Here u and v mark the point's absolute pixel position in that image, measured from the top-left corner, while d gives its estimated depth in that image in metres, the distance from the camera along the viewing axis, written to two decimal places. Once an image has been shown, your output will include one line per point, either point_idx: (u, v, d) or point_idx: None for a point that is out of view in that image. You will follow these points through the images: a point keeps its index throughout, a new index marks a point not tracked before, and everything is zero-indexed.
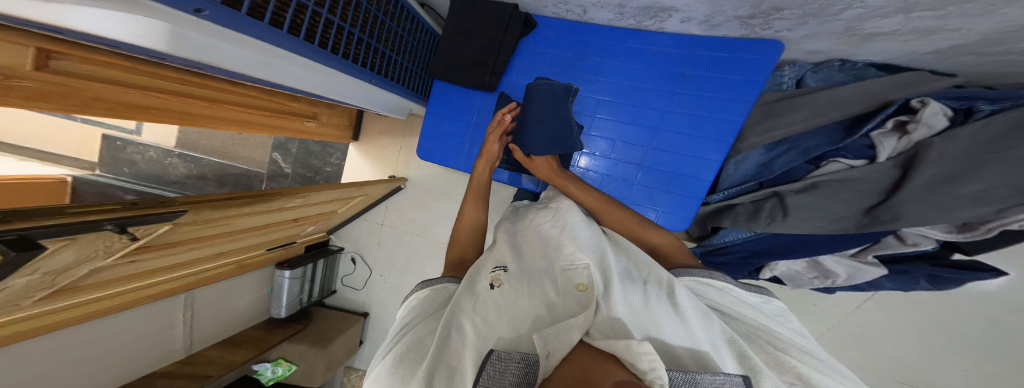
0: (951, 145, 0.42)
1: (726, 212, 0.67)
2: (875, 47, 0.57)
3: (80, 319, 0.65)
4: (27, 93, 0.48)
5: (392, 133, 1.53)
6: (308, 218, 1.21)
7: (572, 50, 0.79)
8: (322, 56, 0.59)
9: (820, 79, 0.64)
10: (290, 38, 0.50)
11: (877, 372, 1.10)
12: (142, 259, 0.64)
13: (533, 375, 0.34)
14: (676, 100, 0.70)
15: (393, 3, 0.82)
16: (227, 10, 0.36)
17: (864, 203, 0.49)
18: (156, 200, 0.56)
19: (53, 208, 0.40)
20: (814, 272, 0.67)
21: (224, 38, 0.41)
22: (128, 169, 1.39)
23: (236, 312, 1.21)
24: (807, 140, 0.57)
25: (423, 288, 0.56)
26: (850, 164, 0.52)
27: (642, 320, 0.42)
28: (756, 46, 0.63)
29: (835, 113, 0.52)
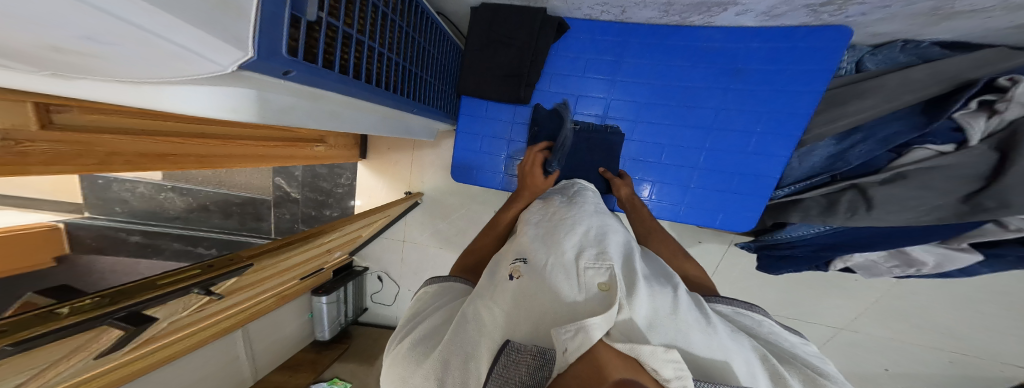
0: None
1: (794, 207, 0.69)
2: (952, 25, 0.57)
3: (167, 359, 0.73)
4: (45, 157, 0.44)
5: (401, 146, 1.42)
6: (337, 246, 1.19)
7: (611, 53, 0.74)
8: (379, 96, 0.46)
9: (880, 63, 0.66)
10: (368, 88, 0.42)
11: (918, 334, 1.14)
12: (213, 303, 0.71)
13: (547, 368, 0.36)
14: (731, 97, 0.70)
15: (437, 28, 0.70)
16: (312, 68, 0.28)
17: (962, 191, 0.51)
18: (227, 259, 0.67)
19: (148, 281, 0.53)
20: (893, 261, 0.68)
21: (308, 97, 0.34)
22: (120, 208, 1.25)
23: (286, 340, 1.27)
24: (884, 127, 0.58)
25: (432, 283, 0.59)
26: (938, 150, 0.55)
27: (666, 330, 0.38)
28: (820, 33, 0.63)
29: (909, 96, 0.56)
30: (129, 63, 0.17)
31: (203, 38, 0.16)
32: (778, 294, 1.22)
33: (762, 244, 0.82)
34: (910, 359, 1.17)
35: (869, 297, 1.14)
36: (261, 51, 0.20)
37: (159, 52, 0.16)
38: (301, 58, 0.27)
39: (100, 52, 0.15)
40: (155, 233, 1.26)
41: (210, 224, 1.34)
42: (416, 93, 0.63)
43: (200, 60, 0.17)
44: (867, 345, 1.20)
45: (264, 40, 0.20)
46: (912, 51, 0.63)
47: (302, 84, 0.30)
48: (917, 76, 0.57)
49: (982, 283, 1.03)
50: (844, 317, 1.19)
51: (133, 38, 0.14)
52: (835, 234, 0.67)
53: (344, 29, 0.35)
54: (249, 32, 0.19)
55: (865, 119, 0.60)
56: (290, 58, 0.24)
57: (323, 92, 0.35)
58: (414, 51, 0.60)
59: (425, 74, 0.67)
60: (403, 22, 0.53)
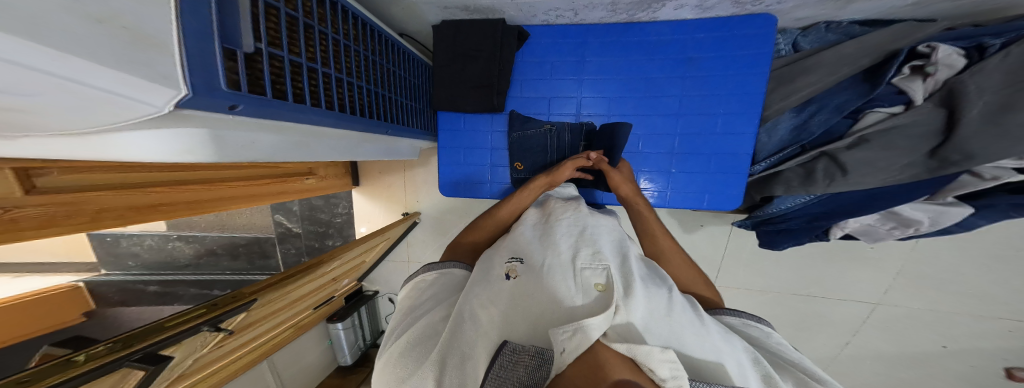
0: (985, 78, 0.47)
1: (776, 179, 0.68)
2: (858, 8, 0.60)
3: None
4: (34, 221, 0.47)
5: (393, 169, 1.46)
6: (344, 273, 1.23)
7: (573, 55, 0.77)
8: (346, 121, 0.50)
9: (812, 43, 0.68)
10: (328, 113, 0.45)
11: (949, 296, 1.07)
12: (229, 339, 0.74)
13: (544, 370, 0.37)
14: (688, 85, 0.71)
15: (400, 52, 0.73)
16: (258, 99, 0.32)
17: (925, 147, 0.52)
18: (231, 296, 0.70)
19: (159, 324, 0.56)
20: (889, 223, 0.67)
21: (268, 130, 0.37)
22: (133, 262, 1.30)
23: (309, 368, 1.29)
24: (833, 97, 0.61)
25: (430, 271, 0.60)
26: (890, 112, 0.57)
27: (661, 329, 0.41)
28: (751, 21, 0.65)
29: (848, 69, 0.59)
30: (64, 110, 0.19)
31: (125, 79, 0.18)
32: (791, 271, 1.19)
33: (757, 220, 0.80)
34: (950, 328, 1.11)
35: (885, 264, 1.10)
36: (194, 87, 0.23)
37: (90, 97, 0.18)
38: (244, 91, 0.31)
39: (34, 102, 0.17)
40: (170, 282, 1.30)
41: (220, 267, 1.39)
42: (387, 114, 0.66)
43: (133, 101, 0.20)
44: (900, 316, 1.14)
45: (197, 77, 0.24)
46: (836, 31, 0.66)
47: (254, 118, 0.33)
48: (848, 50, 0.60)
49: (999, 236, 0.98)
50: (871, 290, 1.14)
51: (53, 84, 0.16)
52: (822, 202, 0.66)
53: (289, 57, 0.38)
54: (176, 70, 0.22)
55: (817, 92, 0.62)
56: (233, 93, 0.28)
57: (283, 124, 0.38)
58: (378, 73, 0.63)
59: (395, 95, 0.70)
60: (362, 49, 0.57)
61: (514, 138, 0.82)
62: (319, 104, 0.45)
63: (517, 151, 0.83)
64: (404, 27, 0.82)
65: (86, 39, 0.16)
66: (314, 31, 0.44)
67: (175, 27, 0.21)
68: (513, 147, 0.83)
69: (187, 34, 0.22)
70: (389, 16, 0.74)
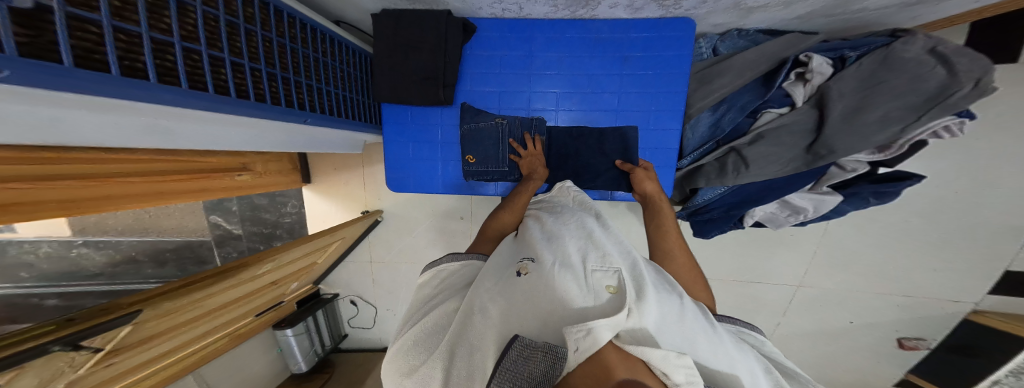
0: (844, 84, 0.57)
1: (699, 173, 0.77)
2: (759, 16, 0.68)
3: None
4: None
5: (349, 165, 1.38)
6: (288, 277, 1.14)
7: (521, 49, 0.78)
8: (236, 105, 0.45)
9: (729, 47, 0.75)
10: (195, 93, 0.38)
11: (856, 276, 1.24)
12: (117, 358, 0.64)
13: (559, 368, 0.32)
14: (625, 82, 0.76)
15: (325, 39, 0.69)
16: (36, 64, 0.22)
17: (803, 143, 0.62)
18: (98, 308, 0.57)
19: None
20: (786, 210, 0.78)
21: (82, 106, 0.30)
22: (25, 273, 1.01)
23: (255, 377, 1.22)
24: (739, 97, 0.70)
25: (455, 261, 0.59)
26: (779, 113, 0.66)
27: (675, 336, 0.38)
28: (675, 24, 0.71)
29: (752, 72, 0.67)
30: None
31: None
32: (728, 257, 1.35)
33: (689, 211, 0.88)
34: (860, 307, 1.28)
35: (804, 248, 1.27)
36: None
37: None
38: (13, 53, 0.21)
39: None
40: (76, 294, 1.06)
41: (143, 275, 1.20)
42: (305, 105, 0.63)
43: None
44: (818, 296, 1.31)
45: None
46: (746, 37, 0.74)
47: (34, 87, 0.23)
48: (752, 57, 0.67)
49: (893, 224, 1.14)
50: (795, 273, 1.31)
51: None
52: (735, 193, 0.75)
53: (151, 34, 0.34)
54: None
55: (727, 93, 0.70)
56: None
57: (107, 103, 0.31)
58: (295, 61, 0.60)
59: (320, 84, 0.68)
60: (272, 34, 0.53)
61: (467, 131, 0.81)
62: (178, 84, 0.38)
63: (473, 145, 0.82)
64: (341, 16, 0.77)
65: None
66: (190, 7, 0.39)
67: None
68: (466, 139, 0.82)
69: None
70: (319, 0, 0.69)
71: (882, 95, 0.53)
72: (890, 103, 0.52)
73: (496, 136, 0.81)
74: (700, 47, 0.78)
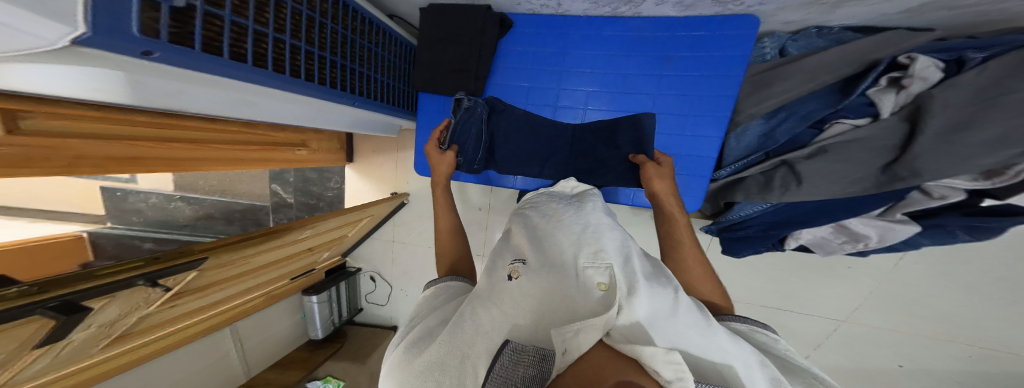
0: (954, 94, 0.47)
1: (738, 186, 0.72)
2: (846, 12, 0.61)
3: (165, 349, 0.84)
4: (17, 160, 0.46)
5: (385, 149, 1.46)
6: (321, 245, 1.24)
7: (554, 46, 0.77)
8: (299, 87, 0.49)
9: (801, 47, 0.69)
10: (278, 76, 0.44)
11: (917, 317, 1.11)
12: (182, 300, 0.74)
13: (546, 369, 0.36)
14: (664, 83, 0.72)
15: (383, 33, 0.74)
16: (182, 51, 0.31)
17: (879, 161, 0.53)
18: (177, 250, 0.65)
19: (87, 272, 0.49)
20: (843, 236, 0.70)
21: (194, 81, 0.37)
22: (137, 217, 1.31)
23: (277, 339, 1.33)
24: (803, 105, 0.63)
25: (429, 288, 0.62)
26: (854, 123, 0.59)
27: (666, 329, 0.35)
28: (733, 22, 0.65)
29: (827, 77, 0.60)
30: None
31: (31, 17, 0.18)
32: (760, 280, 1.26)
33: (722, 227, 0.83)
34: (913, 352, 1.16)
35: (859, 282, 1.14)
36: (97, 28, 0.22)
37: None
38: (165, 39, 0.29)
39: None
40: (164, 240, 1.33)
41: (215, 230, 1.40)
42: (356, 89, 0.67)
43: (14, 30, 0.19)
44: (861, 335, 1.20)
45: (102, 16, 0.22)
46: (827, 36, 0.67)
47: (178, 67, 0.33)
48: (829, 59, 0.61)
49: (981, 268, 0.98)
50: (842, 307, 1.19)
51: None
52: (777, 211, 0.69)
53: (253, 26, 0.40)
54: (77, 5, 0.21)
55: (789, 99, 0.64)
56: (147, 40, 0.27)
57: (216, 79, 0.38)
58: (356, 51, 0.65)
59: (373, 72, 0.72)
60: (338, 26, 0.57)
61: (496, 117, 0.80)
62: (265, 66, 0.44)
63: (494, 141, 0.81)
64: (394, 10, 0.82)
65: None
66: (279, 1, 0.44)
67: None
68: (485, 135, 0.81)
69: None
70: None
71: (999, 109, 0.42)
72: (1004, 120, 0.41)
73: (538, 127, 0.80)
74: (763, 47, 0.74)
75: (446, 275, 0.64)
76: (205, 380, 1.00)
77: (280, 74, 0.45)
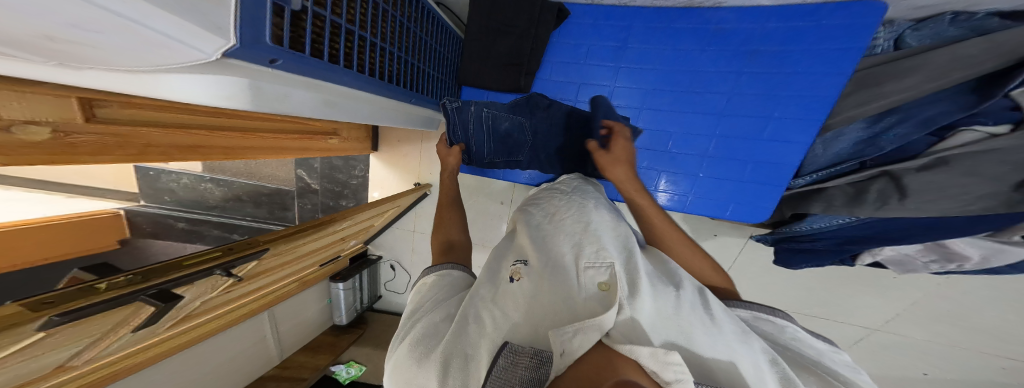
0: None
1: (818, 196, 0.69)
2: None
3: (217, 329, 0.87)
4: (90, 148, 0.48)
5: (411, 139, 1.44)
6: (352, 235, 1.25)
7: (614, 40, 0.72)
8: (374, 85, 0.48)
9: (922, 38, 0.64)
10: (361, 77, 0.44)
11: (963, 331, 1.08)
12: (236, 287, 0.77)
13: (544, 370, 0.35)
14: (742, 81, 0.68)
15: (437, 21, 0.70)
16: (300, 56, 0.30)
17: (1015, 178, 0.47)
18: (246, 242, 0.69)
19: (176, 262, 0.55)
20: (931, 255, 0.65)
21: (305, 87, 0.36)
22: (169, 197, 1.38)
23: (307, 322, 1.37)
24: (928, 107, 0.55)
25: (431, 273, 0.56)
26: (990, 132, 0.53)
27: (669, 330, 0.38)
28: (848, 9, 0.59)
29: (960, 73, 0.51)
30: (126, 51, 0.18)
31: (181, 25, 0.17)
32: (797, 288, 1.20)
33: (780, 237, 0.81)
34: (948, 363, 1.15)
35: (905, 294, 1.09)
36: (243, 39, 0.22)
37: (141, 38, 0.17)
38: (287, 46, 0.29)
39: (92, 38, 0.16)
40: (196, 221, 1.40)
41: (243, 213, 1.45)
42: (416, 83, 0.65)
43: (188, 49, 0.19)
44: (894, 347, 1.19)
45: (247, 29, 0.22)
46: (963, 24, 0.60)
47: (294, 74, 0.32)
48: (971, 51, 0.52)
49: None
50: (884, 319, 1.15)
51: (120, 24, 0.15)
52: (863, 226, 0.65)
53: (331, 18, 0.36)
54: (229, 19, 0.20)
55: (903, 101, 0.57)
56: (276, 47, 0.26)
57: (319, 83, 0.37)
58: (414, 43, 0.62)
59: (426, 66, 0.69)
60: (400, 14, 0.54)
61: (545, 115, 0.75)
62: (349, 65, 0.43)
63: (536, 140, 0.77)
64: None
65: None
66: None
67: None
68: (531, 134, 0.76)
69: None
70: None
71: None
72: None
73: (583, 126, 0.75)
74: (875, 40, 0.71)
75: (443, 262, 0.59)
76: (245, 360, 1.06)
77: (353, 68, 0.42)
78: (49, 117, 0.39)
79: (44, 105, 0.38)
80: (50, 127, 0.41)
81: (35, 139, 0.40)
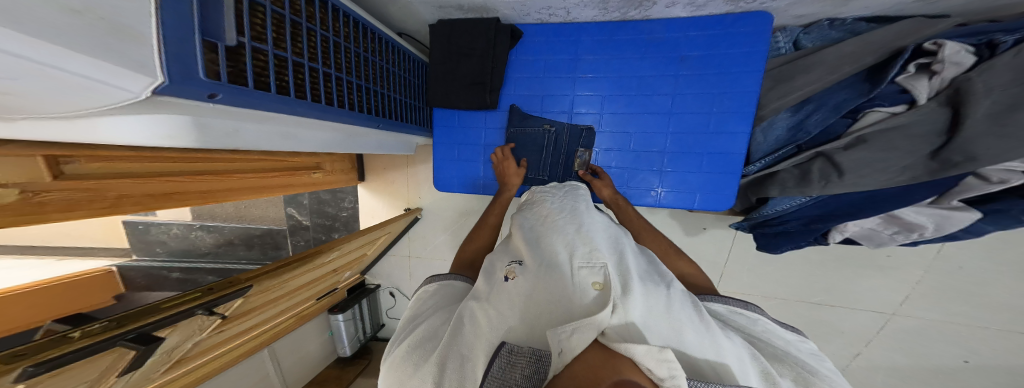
0: (995, 77, 0.48)
1: (772, 181, 0.72)
2: (863, 5, 0.63)
3: (217, 369, 0.88)
4: (61, 205, 0.51)
5: (397, 166, 1.48)
6: (343, 266, 1.26)
7: (566, 53, 0.79)
8: (333, 114, 0.53)
9: (815, 39, 0.72)
10: (316, 106, 0.48)
11: (967, 300, 1.07)
12: (227, 325, 0.78)
13: (544, 370, 0.34)
14: (682, 82, 0.74)
15: (396, 52, 0.76)
16: (238, 89, 0.35)
17: (926, 149, 0.54)
18: (226, 281, 0.71)
19: (155, 305, 0.56)
20: (893, 227, 0.70)
21: (250, 118, 0.41)
22: (161, 248, 1.41)
23: (309, 358, 1.33)
24: (832, 96, 0.64)
25: (435, 282, 0.58)
26: (890, 111, 0.60)
27: (662, 328, 0.36)
28: (746, 19, 0.68)
29: (849, 67, 0.62)
30: (52, 94, 0.22)
31: (97, 64, 0.21)
32: (794, 275, 1.20)
33: (754, 222, 0.81)
34: (968, 338, 1.11)
35: (905, 272, 1.10)
36: (171, 76, 0.26)
37: (61, 80, 0.20)
38: (224, 81, 0.33)
39: (14, 84, 0.19)
40: (190, 269, 1.41)
41: (237, 256, 1.46)
42: (381, 110, 0.70)
43: (111, 86, 0.23)
44: (912, 327, 1.15)
45: (174, 67, 0.26)
46: (840, 28, 0.70)
47: (236, 106, 0.36)
48: (850, 49, 0.63)
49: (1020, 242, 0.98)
50: (887, 298, 1.14)
51: (35, 68, 0.18)
52: (819, 203, 0.68)
53: (274, 52, 0.41)
54: (153, 58, 0.25)
55: (814, 92, 0.66)
56: (212, 82, 0.31)
57: (266, 114, 0.42)
58: (375, 73, 0.67)
59: (390, 92, 0.74)
60: (358, 48, 0.61)
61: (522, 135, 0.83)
62: (305, 97, 0.48)
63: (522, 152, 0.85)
64: (403, 27, 0.84)
65: (64, 29, 0.18)
66: (302, 28, 0.46)
67: (153, 21, 0.24)
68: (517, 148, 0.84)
69: (164, 29, 0.25)
70: (387, 17, 0.78)
71: None
72: None
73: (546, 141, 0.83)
74: (777, 41, 0.78)
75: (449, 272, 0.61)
76: None
77: (305, 100, 0.47)
78: (16, 178, 0.43)
79: (13, 169, 0.43)
80: (18, 188, 0.44)
81: (2, 201, 0.43)
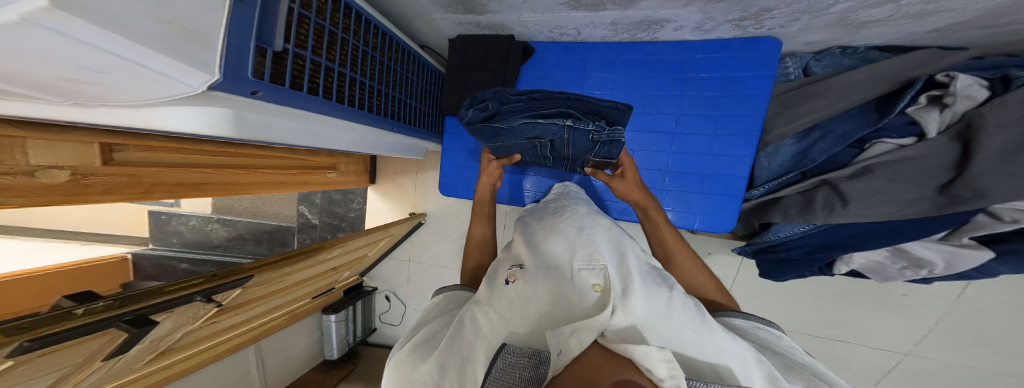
0: (1005, 112, 0.48)
1: (775, 207, 0.73)
2: (872, 32, 0.65)
3: (204, 362, 0.87)
4: (102, 188, 0.53)
5: (406, 171, 1.51)
6: (345, 265, 1.27)
7: (574, 69, 0.82)
8: (353, 114, 0.55)
9: (826, 67, 0.74)
10: (340, 106, 0.51)
11: (985, 345, 1.02)
12: (220, 318, 0.78)
13: (543, 368, 0.34)
14: (686, 102, 0.76)
15: (416, 62, 0.80)
16: (277, 88, 0.37)
17: (935, 182, 0.54)
18: (230, 269, 0.72)
19: (159, 288, 0.57)
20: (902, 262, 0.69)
21: (281, 115, 0.43)
22: (175, 239, 1.44)
23: (294, 359, 1.31)
24: (841, 124, 0.65)
25: (439, 294, 0.59)
26: (898, 143, 0.60)
27: (662, 330, 0.36)
28: (754, 44, 0.70)
29: (858, 97, 0.63)
30: (124, 86, 0.24)
31: (172, 64, 0.23)
32: (802, 307, 1.16)
33: (757, 247, 0.82)
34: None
35: (917, 309, 1.06)
36: (225, 74, 0.28)
37: (138, 75, 0.22)
38: (267, 80, 0.35)
39: (101, 77, 0.21)
40: (198, 260, 1.44)
41: (244, 251, 1.48)
42: (397, 115, 0.73)
43: (177, 82, 0.25)
44: (926, 371, 1.10)
45: (229, 67, 0.28)
46: (853, 56, 0.72)
47: (273, 102, 0.38)
48: (860, 77, 0.65)
49: None
50: (899, 338, 1.10)
51: (122, 65, 0.20)
52: (824, 232, 0.68)
53: (312, 57, 0.43)
54: (215, 59, 0.27)
55: (823, 118, 0.66)
56: (256, 81, 0.33)
57: (296, 112, 0.44)
58: (397, 80, 0.71)
59: (407, 98, 0.76)
60: (383, 57, 0.64)
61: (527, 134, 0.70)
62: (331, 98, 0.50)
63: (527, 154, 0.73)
64: (426, 41, 0.89)
65: (156, 34, 0.20)
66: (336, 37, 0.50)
67: (223, 29, 0.26)
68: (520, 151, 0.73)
69: (229, 34, 0.27)
70: (412, 31, 0.82)
71: None
72: None
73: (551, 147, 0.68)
74: (785, 68, 0.80)
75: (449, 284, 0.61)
76: None
77: (330, 101, 0.49)
78: (69, 162, 0.47)
79: (68, 152, 0.46)
80: (69, 170, 0.47)
81: (54, 181, 0.46)
